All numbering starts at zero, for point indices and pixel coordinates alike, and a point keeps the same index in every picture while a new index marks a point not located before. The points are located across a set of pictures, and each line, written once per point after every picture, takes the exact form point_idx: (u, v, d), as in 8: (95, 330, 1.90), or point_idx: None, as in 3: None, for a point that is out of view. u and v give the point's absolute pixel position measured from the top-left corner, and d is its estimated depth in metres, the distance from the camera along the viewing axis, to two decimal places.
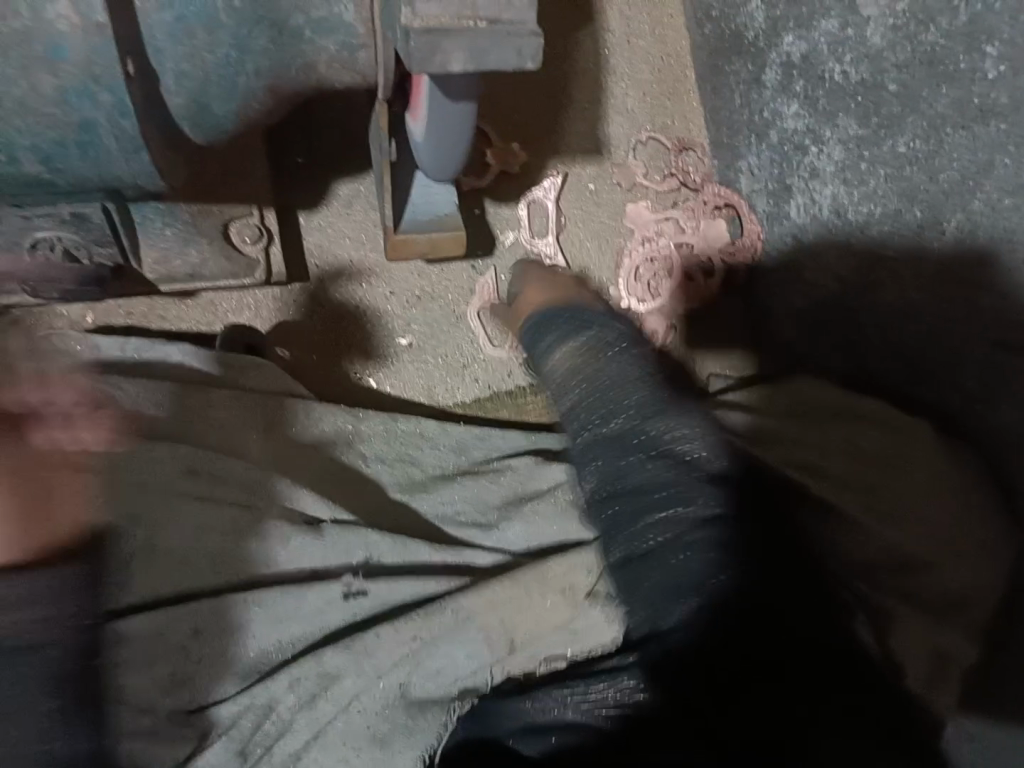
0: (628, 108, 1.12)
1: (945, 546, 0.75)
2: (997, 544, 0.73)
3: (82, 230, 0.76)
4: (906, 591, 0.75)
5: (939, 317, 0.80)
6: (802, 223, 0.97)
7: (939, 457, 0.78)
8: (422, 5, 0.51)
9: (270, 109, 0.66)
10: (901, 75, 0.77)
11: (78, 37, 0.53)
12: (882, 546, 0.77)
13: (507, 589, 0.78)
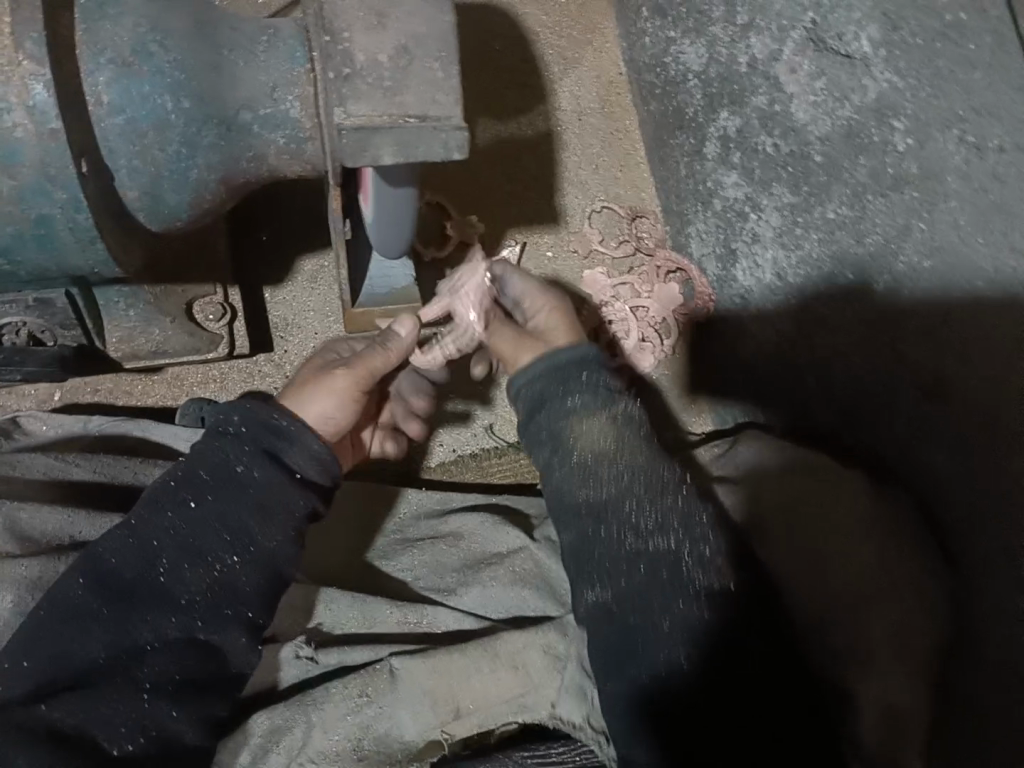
0: (582, 179, 1.18)
1: (879, 583, 0.74)
2: (927, 588, 0.74)
3: (46, 315, 0.79)
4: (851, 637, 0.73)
5: (871, 370, 0.81)
6: (748, 285, 1.01)
7: (869, 500, 0.79)
8: (353, 105, 0.55)
9: (222, 197, 0.69)
10: (824, 146, 0.82)
11: (33, 142, 0.57)
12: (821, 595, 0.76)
13: (465, 653, 0.77)
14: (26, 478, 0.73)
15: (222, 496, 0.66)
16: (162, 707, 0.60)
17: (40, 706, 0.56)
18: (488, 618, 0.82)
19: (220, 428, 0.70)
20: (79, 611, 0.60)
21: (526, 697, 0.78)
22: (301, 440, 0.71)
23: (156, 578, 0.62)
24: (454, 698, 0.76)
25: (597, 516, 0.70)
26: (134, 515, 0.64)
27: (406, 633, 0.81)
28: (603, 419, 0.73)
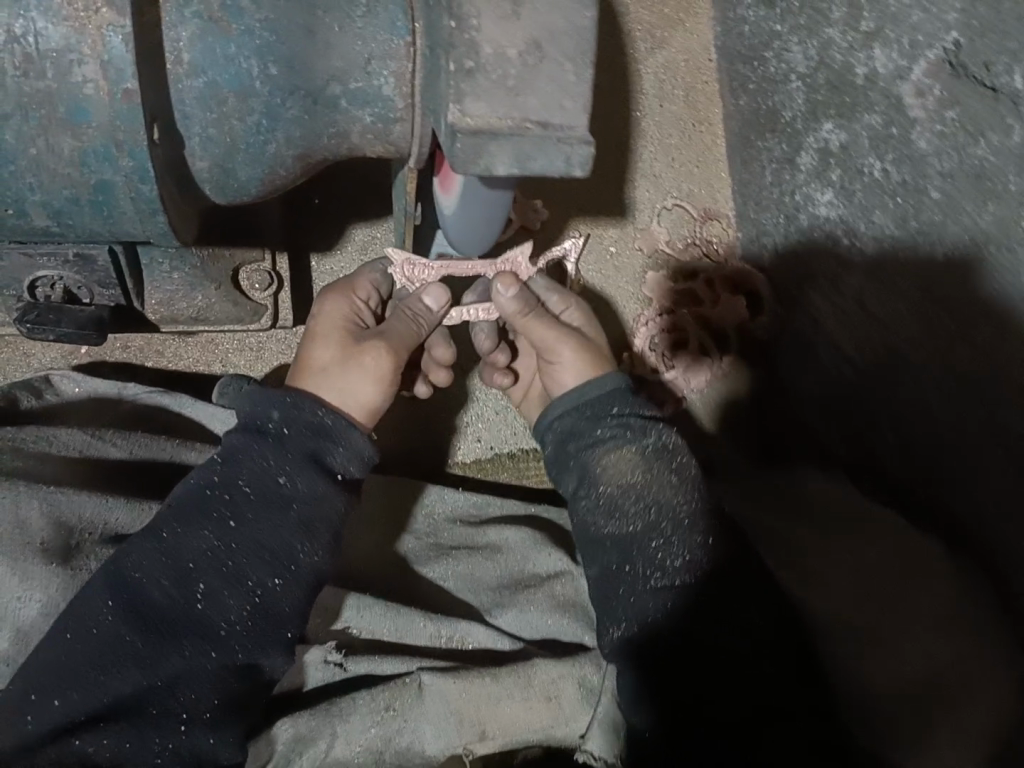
0: (656, 172, 1.10)
1: (949, 672, 0.72)
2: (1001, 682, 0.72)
3: (85, 272, 0.73)
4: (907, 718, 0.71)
5: (960, 430, 0.78)
6: (827, 312, 0.95)
7: (942, 577, 0.78)
8: (470, 103, 0.48)
9: (296, 174, 0.63)
10: (944, 183, 0.75)
11: (104, 102, 0.50)
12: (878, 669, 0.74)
13: (499, 679, 0.73)
14: (60, 457, 0.71)
15: (264, 516, 0.63)
16: (200, 735, 0.59)
17: (72, 738, 0.55)
18: (520, 641, 0.79)
19: (260, 428, 0.67)
20: (111, 642, 0.58)
21: (558, 727, 0.74)
22: (348, 440, 0.69)
23: (193, 607, 0.60)
24: (483, 721, 0.72)
25: (621, 551, 0.73)
26: (164, 528, 0.62)
27: (436, 648, 0.77)
28: (631, 452, 0.76)
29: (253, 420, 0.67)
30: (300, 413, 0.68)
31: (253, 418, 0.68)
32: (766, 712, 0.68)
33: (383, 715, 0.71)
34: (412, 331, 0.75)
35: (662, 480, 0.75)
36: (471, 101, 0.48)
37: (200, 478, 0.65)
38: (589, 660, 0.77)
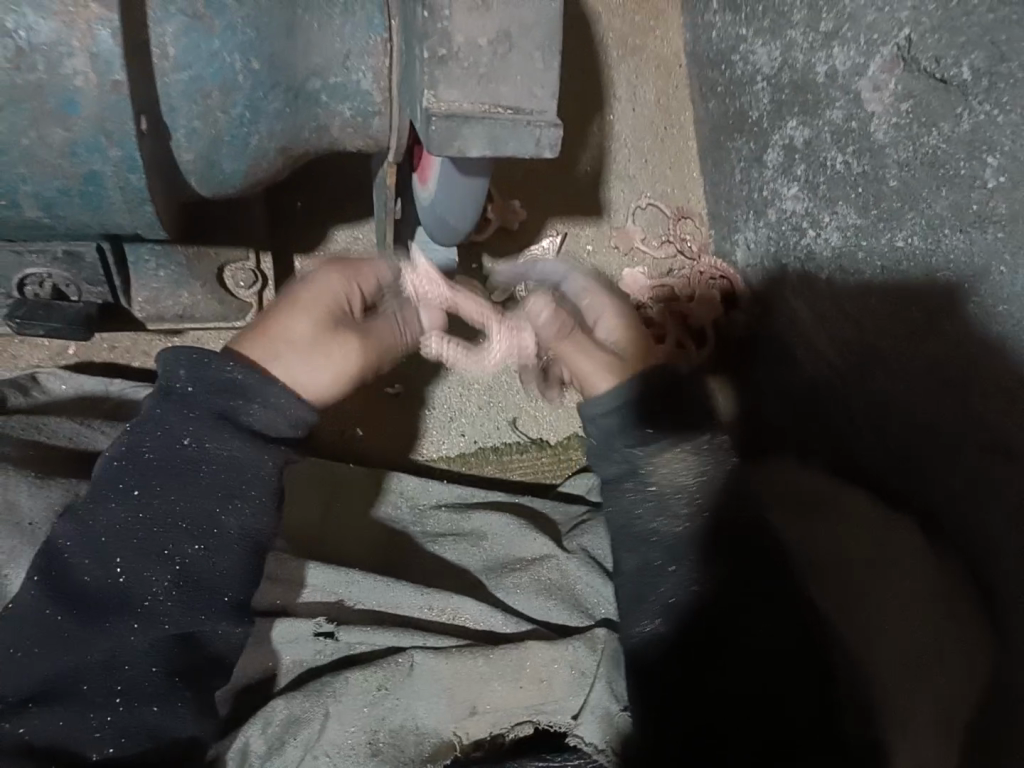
0: (630, 174, 1.14)
1: (930, 655, 0.74)
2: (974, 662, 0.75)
3: (74, 268, 0.75)
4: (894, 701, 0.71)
5: (931, 416, 0.80)
6: (796, 303, 0.98)
7: (927, 561, 0.79)
8: (444, 90, 0.51)
9: (278, 168, 0.65)
10: (901, 172, 0.79)
11: (93, 93, 0.52)
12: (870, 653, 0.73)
13: (490, 658, 0.75)
14: (51, 445, 0.74)
15: (174, 484, 0.63)
16: (146, 711, 0.59)
17: (26, 710, 0.57)
18: (521, 620, 0.80)
19: (171, 393, 0.65)
20: (37, 620, 0.58)
21: (547, 705, 0.75)
22: (262, 393, 0.67)
23: (116, 582, 0.60)
24: (473, 697, 0.74)
25: (666, 550, 0.72)
26: (80, 506, 0.62)
27: (430, 622, 0.80)
28: (686, 452, 0.76)
29: (168, 387, 0.66)
30: (258, 382, 0.66)
31: (165, 383, 0.66)
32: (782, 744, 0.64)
33: (376, 696, 0.73)
34: (395, 332, 0.75)
35: (717, 483, 0.75)
36: (445, 88, 0.51)
37: (118, 453, 0.64)
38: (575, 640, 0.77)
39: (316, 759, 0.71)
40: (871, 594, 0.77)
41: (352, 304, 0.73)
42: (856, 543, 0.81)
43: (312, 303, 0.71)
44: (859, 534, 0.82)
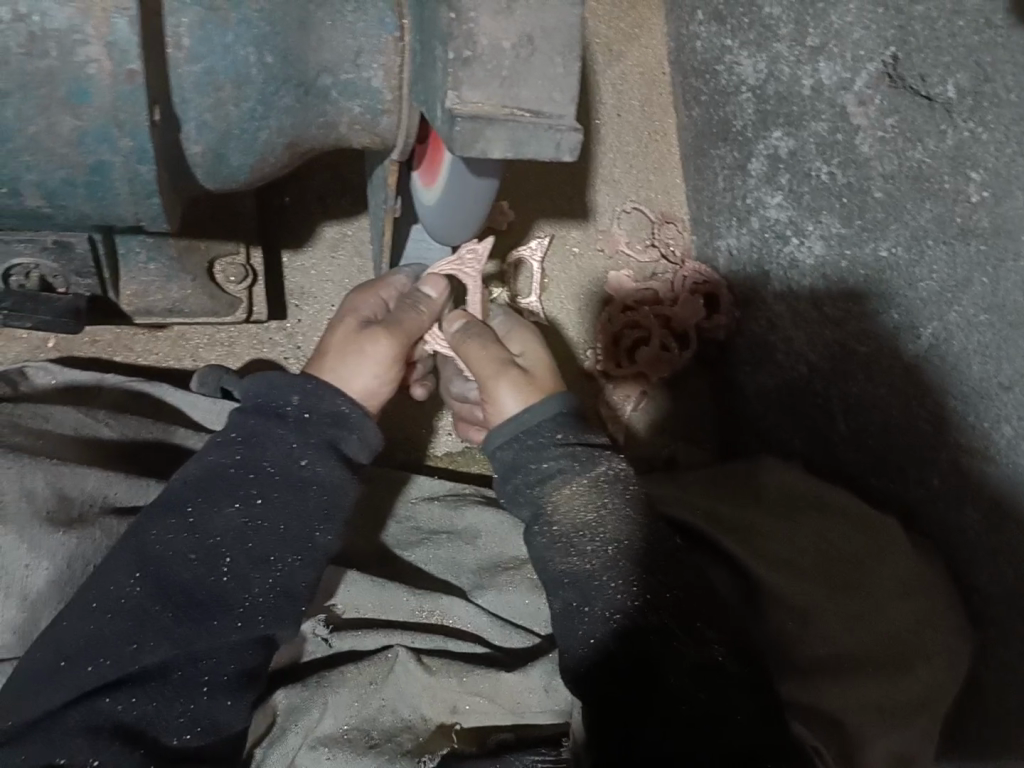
0: (614, 178, 1.15)
1: (912, 646, 0.79)
2: (952, 647, 0.79)
3: (62, 260, 0.73)
4: (876, 695, 0.77)
5: (909, 419, 0.83)
6: (779, 309, 1.01)
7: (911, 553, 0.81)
8: (467, 91, 0.51)
9: (285, 163, 0.65)
10: (887, 185, 0.81)
11: (107, 82, 0.52)
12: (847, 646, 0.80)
13: (462, 680, 0.76)
14: (58, 434, 0.74)
15: (286, 499, 0.66)
16: (221, 703, 0.63)
17: (103, 700, 0.59)
18: (515, 631, 0.80)
19: (280, 410, 0.69)
20: (140, 611, 0.61)
21: (525, 711, 0.77)
22: (360, 429, 0.72)
23: (218, 580, 0.63)
24: (453, 698, 0.76)
25: (581, 590, 0.71)
26: (187, 504, 0.64)
27: (420, 623, 0.80)
28: (579, 485, 0.74)
29: (269, 402, 0.69)
30: (323, 401, 0.70)
31: (272, 401, 0.69)
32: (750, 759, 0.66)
33: (370, 692, 0.75)
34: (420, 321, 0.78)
35: (616, 513, 0.74)
36: (468, 89, 0.51)
37: (221, 456, 0.67)
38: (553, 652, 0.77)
39: (312, 752, 0.72)
40: (857, 613, 0.81)
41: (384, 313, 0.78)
42: (841, 560, 0.84)
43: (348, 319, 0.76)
44: (849, 550, 0.84)
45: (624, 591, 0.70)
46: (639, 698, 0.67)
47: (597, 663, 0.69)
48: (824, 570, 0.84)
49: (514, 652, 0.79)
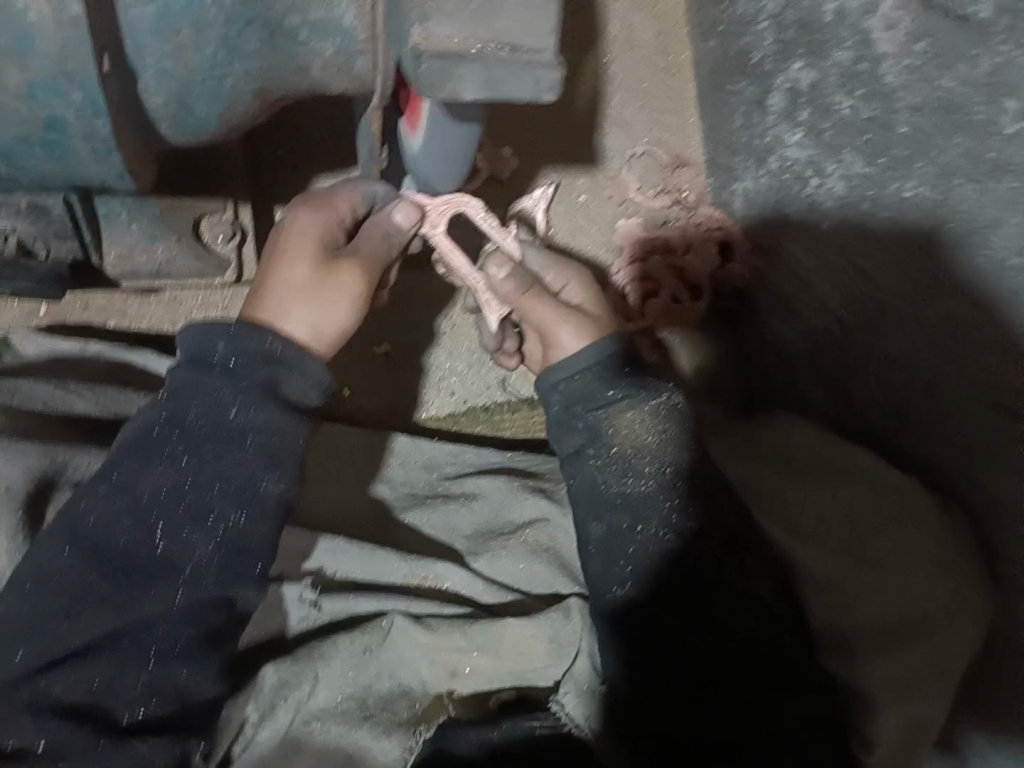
0: (625, 120, 1.09)
1: (935, 617, 0.75)
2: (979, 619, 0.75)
3: (40, 222, 0.70)
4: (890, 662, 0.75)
5: (937, 375, 0.78)
6: (797, 254, 0.95)
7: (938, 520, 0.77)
8: (436, 25, 0.47)
9: (257, 112, 0.61)
10: (913, 118, 0.75)
11: (49, 29, 0.48)
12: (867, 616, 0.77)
13: (467, 634, 0.74)
14: (29, 411, 0.72)
15: (219, 451, 0.63)
16: (177, 670, 0.60)
17: (41, 680, 0.56)
18: (507, 590, 0.80)
19: (206, 362, 0.64)
20: (75, 586, 0.58)
21: (530, 669, 0.76)
22: (301, 365, 0.67)
23: (155, 547, 0.60)
24: (453, 660, 0.75)
25: (634, 512, 0.70)
26: (116, 470, 0.62)
27: (415, 588, 0.79)
28: (645, 411, 0.73)
29: (198, 354, 0.64)
30: (250, 342, 0.65)
31: (201, 352, 0.65)
32: (772, 685, 0.69)
33: (368, 658, 0.74)
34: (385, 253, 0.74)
35: (676, 442, 0.73)
36: (436, 23, 0.47)
37: (148, 417, 0.64)
38: (561, 606, 0.77)
39: (305, 726, 0.71)
40: (872, 584, 0.78)
41: (339, 237, 0.73)
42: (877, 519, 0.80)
43: (301, 242, 0.71)
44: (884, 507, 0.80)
45: (667, 520, 0.70)
46: (677, 616, 0.69)
47: (644, 584, 0.69)
48: (840, 534, 0.81)
49: (497, 608, 0.78)
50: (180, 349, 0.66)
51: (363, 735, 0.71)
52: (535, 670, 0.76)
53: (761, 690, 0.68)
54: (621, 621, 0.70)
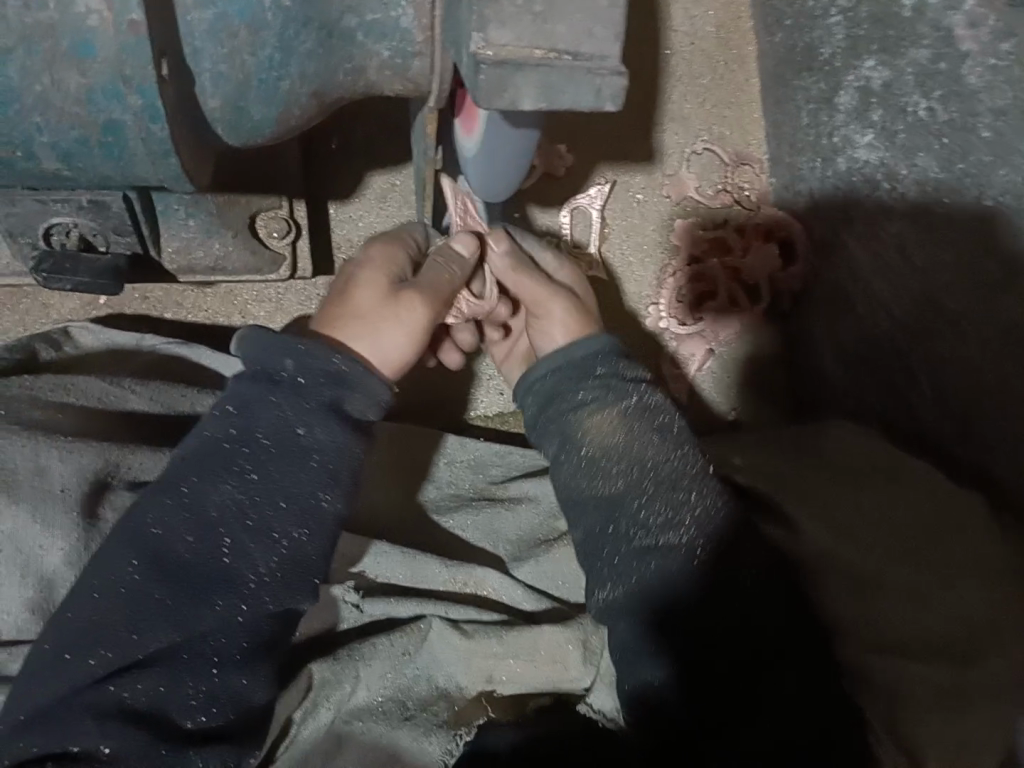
0: (685, 115, 1.06)
1: (981, 636, 0.72)
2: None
3: (100, 218, 0.71)
4: (933, 673, 0.70)
5: (1003, 383, 0.75)
6: (863, 260, 0.91)
7: (987, 536, 0.76)
8: (494, 31, 0.45)
9: (311, 115, 0.61)
10: (996, 122, 0.70)
11: (109, 34, 0.49)
12: (910, 628, 0.73)
13: (504, 640, 0.74)
14: (80, 407, 0.73)
15: (285, 468, 0.63)
16: (235, 680, 0.60)
17: (110, 686, 0.57)
18: (549, 598, 0.79)
19: (274, 375, 0.65)
20: (137, 598, 0.58)
21: (567, 678, 0.75)
22: (363, 384, 0.68)
23: (220, 560, 0.60)
24: (489, 666, 0.74)
25: (609, 512, 0.70)
26: (181, 483, 0.61)
27: (456, 592, 0.79)
28: (618, 413, 0.72)
29: (265, 369, 0.65)
30: (315, 359, 0.66)
31: (268, 367, 0.65)
32: (767, 653, 0.65)
33: (407, 661, 0.74)
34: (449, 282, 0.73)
35: (646, 439, 0.71)
36: (494, 30, 0.46)
37: (216, 428, 0.64)
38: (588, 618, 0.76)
39: (347, 725, 0.71)
40: (916, 589, 0.74)
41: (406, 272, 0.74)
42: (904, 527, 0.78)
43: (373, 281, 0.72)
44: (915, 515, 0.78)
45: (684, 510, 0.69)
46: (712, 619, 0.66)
47: (653, 571, 0.67)
48: (885, 538, 0.77)
49: (539, 616, 0.78)
50: (244, 360, 0.67)
51: (402, 737, 0.71)
52: (572, 681, 0.75)
53: (750, 661, 0.64)
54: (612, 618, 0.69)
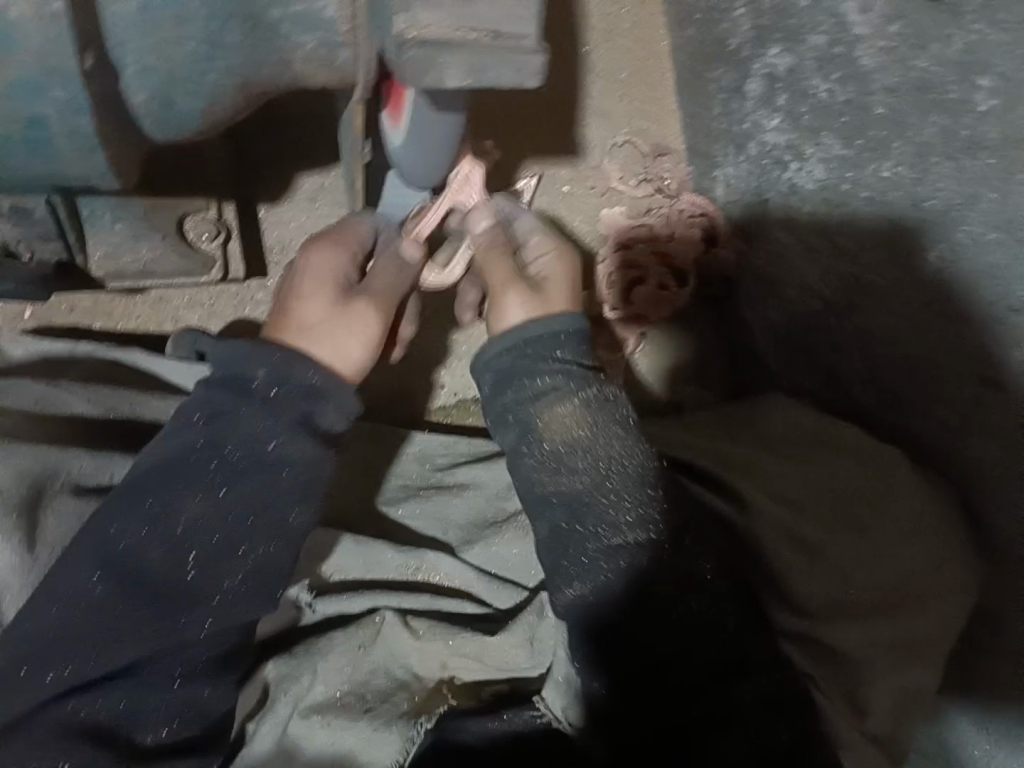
0: (605, 109, 1.10)
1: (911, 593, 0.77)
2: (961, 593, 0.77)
3: (23, 226, 0.69)
4: (881, 634, 0.76)
5: (914, 346, 0.80)
6: (779, 238, 0.96)
7: (918, 494, 0.79)
8: (417, 14, 0.47)
9: (238, 107, 0.61)
10: (889, 99, 0.76)
11: (30, 27, 0.49)
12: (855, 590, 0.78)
13: (451, 644, 0.75)
14: (17, 412, 0.72)
15: (254, 483, 0.62)
16: (199, 690, 0.61)
17: (71, 700, 0.57)
18: (502, 582, 0.80)
19: (246, 385, 0.64)
20: (105, 611, 0.57)
21: (522, 663, 0.76)
22: (335, 394, 0.67)
23: (185, 577, 0.60)
24: (444, 655, 0.75)
25: (571, 510, 0.69)
26: (150, 496, 0.60)
27: (409, 581, 0.80)
28: (575, 404, 0.70)
29: (233, 376, 0.65)
30: (292, 373, 0.65)
31: (237, 375, 0.65)
32: (726, 665, 0.67)
33: (363, 654, 0.74)
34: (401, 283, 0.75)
35: (607, 431, 0.70)
36: (417, 12, 0.47)
37: (184, 438, 0.63)
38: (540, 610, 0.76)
39: (304, 721, 0.71)
40: (854, 554, 0.79)
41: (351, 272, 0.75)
42: (850, 497, 0.82)
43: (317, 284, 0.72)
44: (852, 474, 0.83)
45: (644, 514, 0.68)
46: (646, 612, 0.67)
47: (618, 579, 0.67)
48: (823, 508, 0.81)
49: (490, 618, 0.79)
50: (212, 368, 0.66)
51: (363, 727, 0.71)
52: (528, 667, 0.76)
53: (681, 649, 0.67)
54: (575, 618, 0.69)
